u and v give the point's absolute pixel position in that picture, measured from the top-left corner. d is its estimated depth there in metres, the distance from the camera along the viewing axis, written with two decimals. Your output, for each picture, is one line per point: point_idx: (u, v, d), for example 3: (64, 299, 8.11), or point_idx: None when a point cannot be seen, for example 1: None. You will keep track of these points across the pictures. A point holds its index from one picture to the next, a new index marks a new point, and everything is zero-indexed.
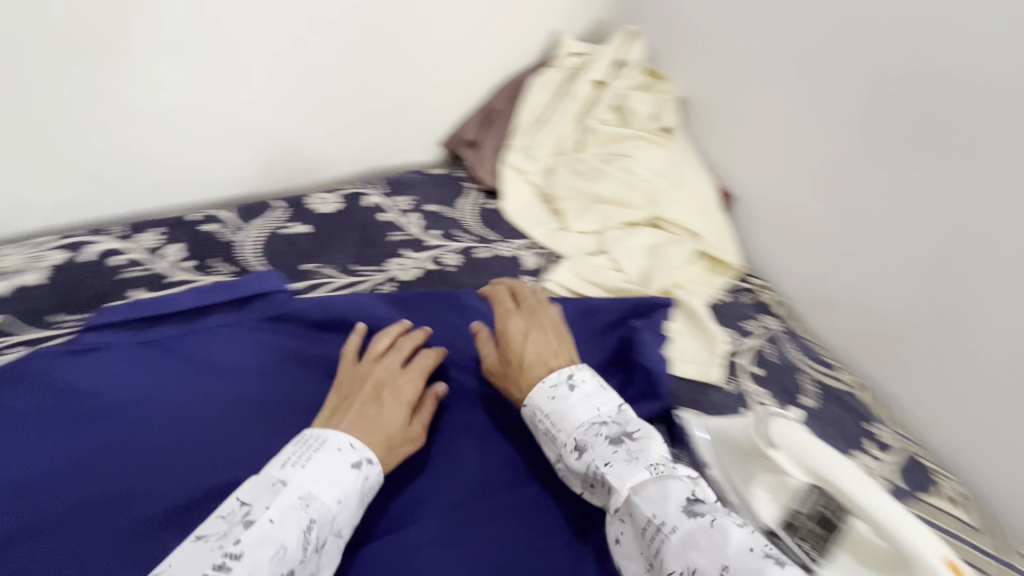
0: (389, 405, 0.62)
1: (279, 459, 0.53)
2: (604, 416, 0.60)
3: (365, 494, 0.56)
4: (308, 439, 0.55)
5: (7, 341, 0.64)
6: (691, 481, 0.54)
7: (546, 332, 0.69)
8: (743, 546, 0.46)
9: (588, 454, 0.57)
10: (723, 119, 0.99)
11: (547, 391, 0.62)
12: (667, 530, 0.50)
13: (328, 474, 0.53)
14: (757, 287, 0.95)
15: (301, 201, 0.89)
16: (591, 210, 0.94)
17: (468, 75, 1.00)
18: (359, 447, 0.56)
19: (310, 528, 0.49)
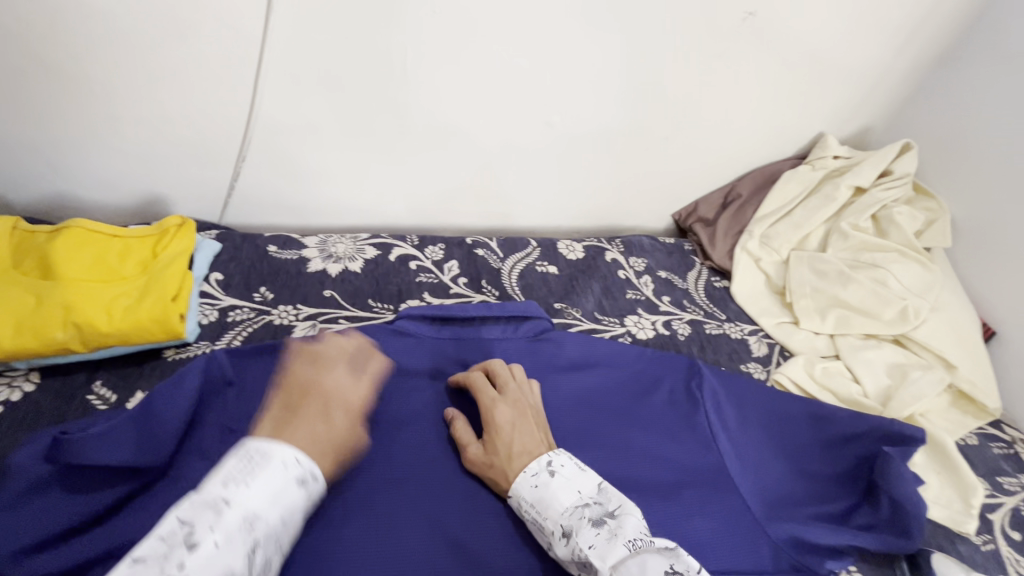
0: (337, 417, 0.61)
1: (214, 476, 0.49)
2: (586, 499, 0.58)
3: (308, 508, 0.54)
4: (251, 454, 0.51)
5: (337, 313, 0.80)
6: (672, 554, 0.52)
7: (526, 422, 0.65)
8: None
9: (574, 541, 0.55)
10: (999, 251, 0.91)
11: (530, 480, 0.60)
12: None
13: (273, 492, 0.50)
14: (1014, 439, 0.85)
15: (551, 245, 1.00)
16: (830, 313, 0.92)
17: (722, 160, 1.05)
18: (305, 461, 0.53)
19: (255, 548, 0.47)
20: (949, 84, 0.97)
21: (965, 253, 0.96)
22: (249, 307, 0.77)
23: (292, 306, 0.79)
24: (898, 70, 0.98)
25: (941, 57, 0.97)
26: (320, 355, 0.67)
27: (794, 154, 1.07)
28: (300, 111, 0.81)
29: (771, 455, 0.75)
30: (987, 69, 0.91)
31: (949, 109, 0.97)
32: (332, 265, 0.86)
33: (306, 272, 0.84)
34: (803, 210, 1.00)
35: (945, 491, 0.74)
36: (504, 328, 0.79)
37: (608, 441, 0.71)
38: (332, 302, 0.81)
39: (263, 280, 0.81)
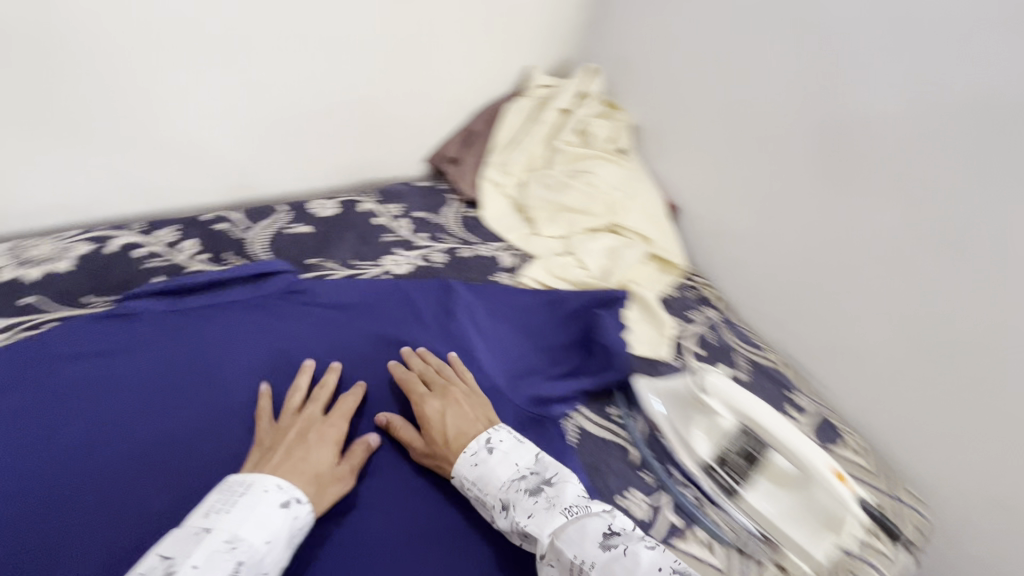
0: (315, 444, 0.64)
1: (197, 510, 0.54)
2: (521, 471, 0.65)
3: (295, 535, 0.57)
4: (232, 485, 0.56)
5: (41, 316, 0.72)
6: (608, 516, 0.61)
7: (457, 409, 0.71)
8: (653, 566, 0.55)
9: (513, 513, 0.61)
10: (667, 143, 1.15)
11: (468, 460, 0.66)
12: (587, 567, 0.56)
13: (254, 518, 0.54)
14: (700, 285, 1.11)
15: (302, 207, 1.01)
16: (558, 217, 1.09)
17: (449, 101, 1.15)
18: (286, 487, 0.58)
19: (238, 570, 0.50)
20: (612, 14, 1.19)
21: (649, 149, 1.19)
22: None
23: None
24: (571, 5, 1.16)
25: None
26: (329, 387, 0.72)
27: (511, 89, 1.21)
28: None
29: (516, 340, 0.88)
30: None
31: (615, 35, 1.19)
32: (30, 270, 0.76)
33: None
34: (524, 134, 1.15)
35: (649, 333, 0.95)
36: (247, 290, 0.81)
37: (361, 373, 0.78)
38: (35, 308, 0.72)
39: None
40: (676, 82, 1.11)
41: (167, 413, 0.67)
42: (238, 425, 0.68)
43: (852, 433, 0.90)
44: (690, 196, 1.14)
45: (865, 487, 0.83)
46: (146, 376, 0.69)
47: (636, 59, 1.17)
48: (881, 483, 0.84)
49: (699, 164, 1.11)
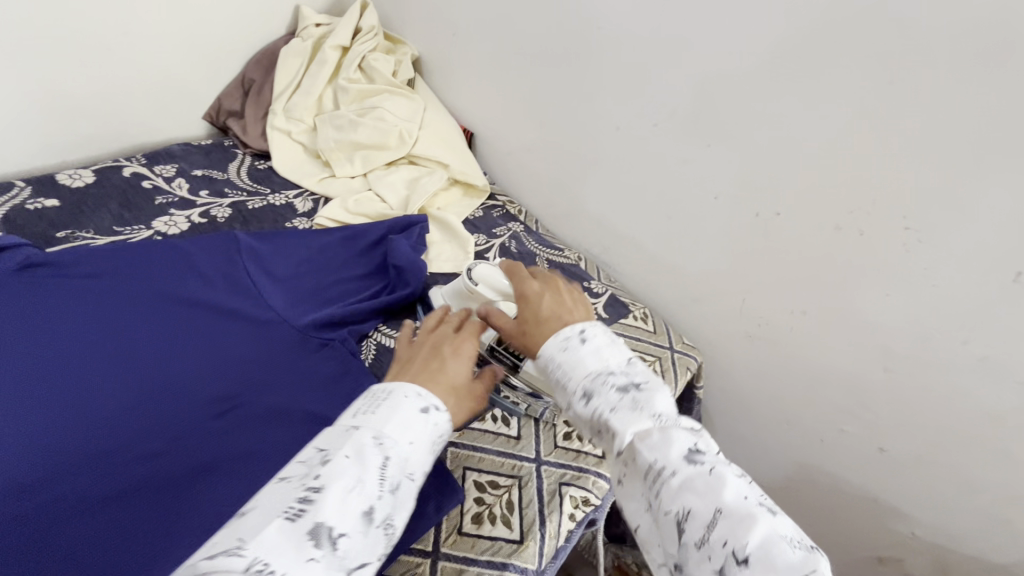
0: (450, 356, 0.54)
1: (348, 407, 0.48)
2: (613, 367, 0.52)
3: (436, 442, 0.48)
4: (376, 391, 0.49)
5: None
6: (694, 432, 0.48)
7: (562, 294, 0.60)
8: (740, 495, 0.43)
9: (596, 402, 0.50)
10: (450, 71, 1.17)
11: (558, 342, 0.53)
12: (667, 475, 0.45)
13: (400, 419, 0.47)
14: (505, 202, 1.16)
15: (47, 179, 0.90)
16: (355, 156, 1.08)
17: (210, 51, 1.08)
18: (426, 394, 0.49)
19: (386, 464, 0.44)
20: None
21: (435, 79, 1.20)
22: None
23: None
24: None
25: None
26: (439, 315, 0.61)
27: (287, 31, 1.16)
28: None
29: (312, 277, 0.88)
30: None
31: None
32: None
33: None
34: (308, 77, 1.10)
35: (451, 250, 0.99)
36: None
37: (125, 336, 0.74)
38: None
39: None
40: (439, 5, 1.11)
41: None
42: None
43: (639, 305, 1.01)
44: (480, 120, 1.17)
45: (645, 348, 0.94)
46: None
47: None
48: (661, 342, 0.96)
49: (478, 87, 1.14)
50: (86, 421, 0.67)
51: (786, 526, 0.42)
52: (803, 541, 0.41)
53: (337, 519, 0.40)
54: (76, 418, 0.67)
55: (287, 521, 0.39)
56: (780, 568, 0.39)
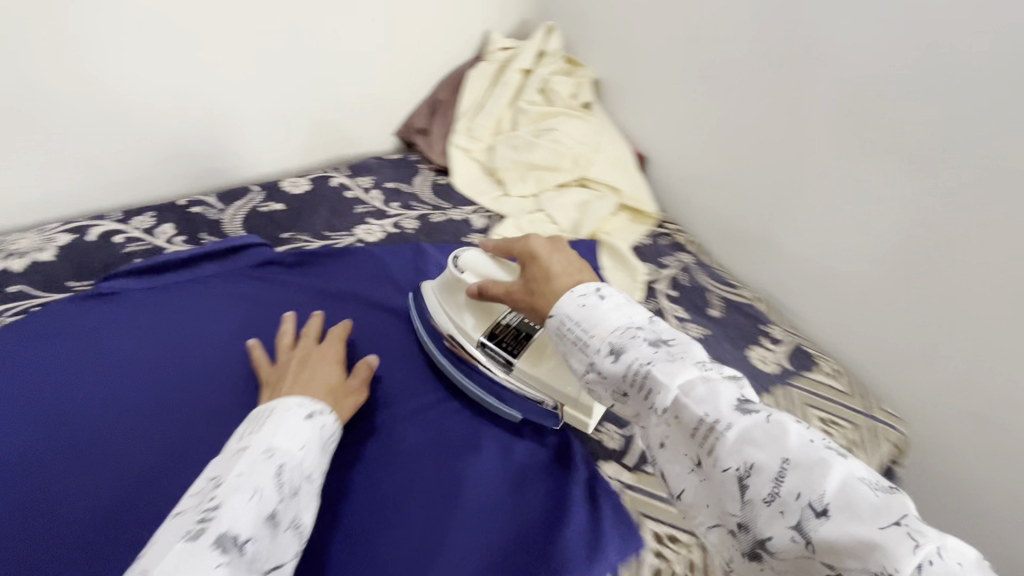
0: (321, 367, 0.69)
1: (231, 439, 0.56)
2: (637, 325, 0.54)
3: (325, 442, 0.61)
4: (258, 414, 0.59)
5: (32, 302, 0.76)
6: (738, 382, 0.49)
7: (563, 250, 0.65)
8: (804, 439, 0.42)
9: (628, 357, 0.51)
10: (630, 94, 1.17)
11: (576, 300, 0.57)
12: (722, 429, 0.45)
13: (287, 430, 0.57)
14: (673, 230, 1.11)
15: (274, 185, 1.04)
16: (528, 176, 1.10)
17: (413, 72, 1.16)
18: (307, 403, 0.61)
19: (281, 471, 0.53)
20: None
21: (614, 102, 1.20)
22: None
23: None
24: None
25: None
26: (314, 332, 0.75)
27: (473, 54, 1.21)
28: None
29: None
30: None
31: None
32: (16, 261, 0.80)
33: None
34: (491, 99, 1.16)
35: (621, 279, 0.97)
36: (221, 264, 0.84)
37: (330, 333, 0.81)
38: (21, 295, 0.76)
39: None
40: (632, 30, 1.11)
41: (139, 389, 0.71)
42: (221, 387, 0.72)
43: (828, 359, 0.91)
44: (658, 147, 1.15)
45: (839, 410, 0.83)
46: (119, 353, 0.73)
47: (592, 14, 1.17)
48: (858, 406, 0.85)
49: (661, 113, 1.12)
50: None
51: (860, 467, 0.41)
52: (878, 482, 0.40)
53: (241, 527, 0.47)
54: None
55: (189, 539, 0.45)
56: (861, 512, 0.37)
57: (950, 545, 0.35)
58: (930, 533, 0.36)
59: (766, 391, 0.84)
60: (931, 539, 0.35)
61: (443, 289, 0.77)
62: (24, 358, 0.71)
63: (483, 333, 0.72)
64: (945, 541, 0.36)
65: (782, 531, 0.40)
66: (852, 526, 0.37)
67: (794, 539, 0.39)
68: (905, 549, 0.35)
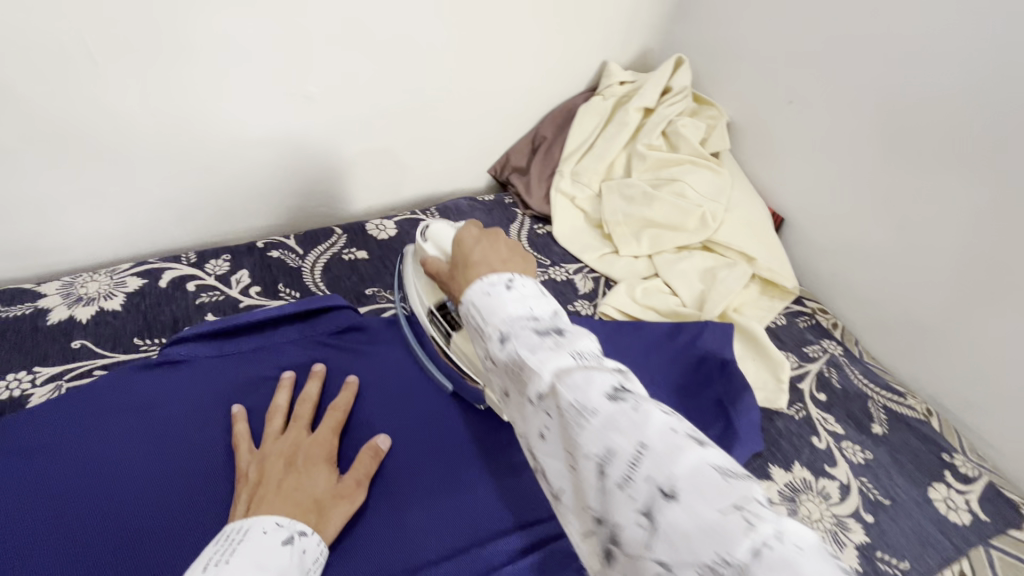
0: (306, 471, 0.56)
1: (193, 566, 0.45)
2: (540, 314, 0.45)
3: (308, 571, 0.49)
4: (229, 534, 0.48)
5: (97, 363, 0.67)
6: (621, 369, 0.40)
7: (498, 242, 0.54)
8: (666, 425, 0.35)
9: (512, 345, 0.43)
10: (769, 143, 0.99)
11: (483, 288, 0.47)
12: (587, 417, 0.37)
13: (256, 559, 0.45)
14: (814, 310, 0.94)
15: (358, 227, 0.93)
16: (643, 235, 0.94)
17: (518, 105, 1.03)
18: (286, 522, 0.49)
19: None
20: None
21: (746, 150, 1.03)
22: None
23: (25, 371, 0.65)
24: None
25: None
26: (312, 400, 0.64)
27: (586, 87, 1.08)
28: None
29: None
30: None
31: (706, 21, 1.03)
32: (83, 310, 0.72)
33: (45, 327, 0.69)
34: (603, 139, 1.01)
35: (760, 375, 0.79)
36: (301, 329, 0.73)
37: (419, 421, 0.67)
38: (84, 353, 0.68)
39: None
40: (782, 70, 0.94)
41: (195, 486, 0.58)
42: None
43: None
44: (799, 208, 0.97)
45: None
46: (175, 436, 0.61)
47: (730, 46, 1.01)
48: None
49: (810, 169, 0.94)
50: (386, 518, 0.57)
51: (717, 456, 0.34)
52: (742, 473, 0.34)
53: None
54: (384, 513, 0.57)
55: None
56: (730, 538, 0.30)
57: (788, 527, 0.31)
58: (777, 521, 0.31)
59: (961, 551, 0.65)
60: (768, 521, 0.31)
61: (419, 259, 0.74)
62: (72, 435, 0.59)
63: (436, 303, 0.69)
64: (791, 529, 0.31)
65: (629, 518, 0.34)
66: (727, 546, 0.30)
67: (640, 525, 0.33)
68: (741, 538, 0.30)
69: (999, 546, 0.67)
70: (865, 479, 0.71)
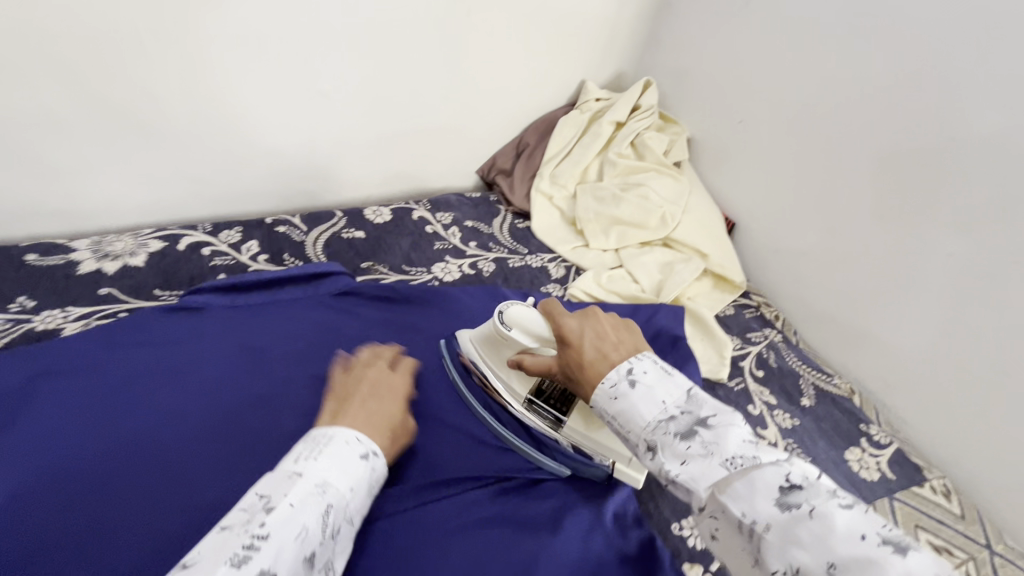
0: (383, 402, 0.65)
1: (289, 454, 0.53)
2: (676, 412, 0.49)
3: (372, 485, 0.57)
4: (316, 437, 0.55)
5: (121, 307, 0.76)
6: (783, 464, 0.43)
7: (612, 337, 0.57)
8: (852, 533, 0.38)
9: (662, 458, 0.47)
10: (725, 158, 1.13)
11: (608, 391, 0.52)
12: (761, 529, 0.41)
13: (340, 465, 0.53)
14: (760, 304, 1.06)
15: (357, 212, 1.03)
16: (610, 230, 1.06)
17: (506, 115, 1.16)
18: (365, 439, 0.57)
19: (327, 513, 0.50)
20: (668, 28, 1.18)
21: (705, 164, 1.17)
22: (4, 318, 0.71)
23: (59, 309, 0.74)
24: (630, 21, 1.16)
25: (659, 10, 1.18)
26: (386, 354, 0.73)
27: (566, 102, 1.22)
28: (32, 103, 0.75)
29: None
30: (693, 15, 1.13)
31: (674, 51, 1.18)
32: (110, 263, 0.81)
33: (76, 275, 0.78)
34: (579, 147, 1.13)
35: (706, 351, 0.90)
36: (303, 289, 0.83)
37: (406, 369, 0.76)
38: (112, 298, 0.77)
39: (20, 288, 0.74)
40: (736, 94, 1.08)
41: (209, 409, 0.67)
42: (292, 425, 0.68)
43: (938, 474, 0.81)
44: (749, 213, 1.10)
45: (952, 535, 0.74)
46: (194, 370, 0.70)
47: (693, 73, 1.15)
48: (973, 533, 0.75)
49: (758, 179, 1.07)
50: None
51: (915, 558, 0.37)
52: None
53: (281, 566, 0.44)
54: None
55: (231, 566, 0.42)
56: None
57: None
58: None
59: (867, 500, 0.75)
60: None
61: (484, 343, 0.76)
62: (107, 359, 0.69)
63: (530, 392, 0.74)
64: None
65: None
66: None
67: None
68: None
69: (900, 498, 0.76)
70: (791, 440, 0.81)
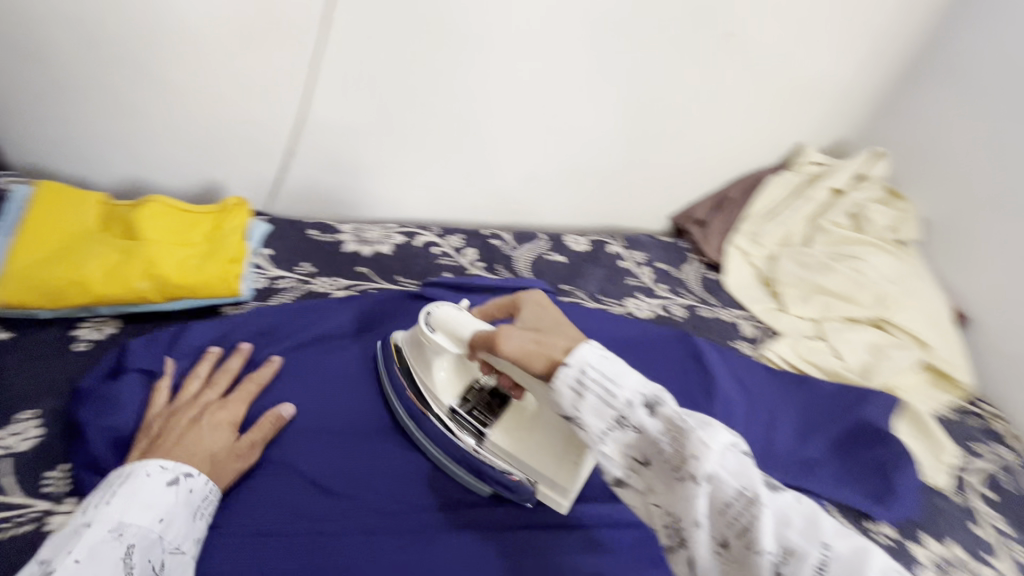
0: (209, 429, 0.64)
1: (81, 507, 0.54)
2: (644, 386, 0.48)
3: (198, 504, 0.58)
4: (113, 478, 0.56)
5: (371, 286, 0.91)
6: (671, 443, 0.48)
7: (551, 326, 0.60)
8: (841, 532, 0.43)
9: (661, 415, 0.46)
10: (964, 244, 1.02)
11: (597, 352, 0.49)
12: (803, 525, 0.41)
13: (140, 499, 0.54)
14: (988, 416, 0.93)
15: (559, 237, 1.11)
16: (812, 298, 1.01)
17: (715, 169, 1.17)
18: (171, 466, 0.58)
19: (129, 553, 0.52)
20: (915, 96, 1.10)
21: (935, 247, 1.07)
22: (293, 276, 0.88)
23: (330, 278, 0.89)
24: (867, 88, 1.12)
25: (903, 78, 1.12)
26: (231, 371, 0.71)
27: (777, 162, 1.19)
28: (342, 112, 0.92)
29: (755, 413, 0.83)
30: (943, 90, 1.05)
31: (911, 122, 1.10)
32: (364, 248, 0.96)
33: (342, 252, 0.94)
34: (788, 209, 1.10)
35: (921, 453, 0.81)
36: None
37: None
38: (365, 277, 0.91)
39: (304, 256, 0.91)
40: (990, 179, 0.98)
41: None
42: None
43: None
44: (989, 310, 0.98)
45: None
46: None
47: (934, 150, 1.07)
48: None
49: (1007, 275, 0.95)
50: None
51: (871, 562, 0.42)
52: None
53: None
54: None
55: None
56: None
57: None
58: None
59: None
60: None
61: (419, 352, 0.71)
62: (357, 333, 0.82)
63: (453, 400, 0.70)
64: None
65: None
66: None
67: None
68: None
69: None
70: None
